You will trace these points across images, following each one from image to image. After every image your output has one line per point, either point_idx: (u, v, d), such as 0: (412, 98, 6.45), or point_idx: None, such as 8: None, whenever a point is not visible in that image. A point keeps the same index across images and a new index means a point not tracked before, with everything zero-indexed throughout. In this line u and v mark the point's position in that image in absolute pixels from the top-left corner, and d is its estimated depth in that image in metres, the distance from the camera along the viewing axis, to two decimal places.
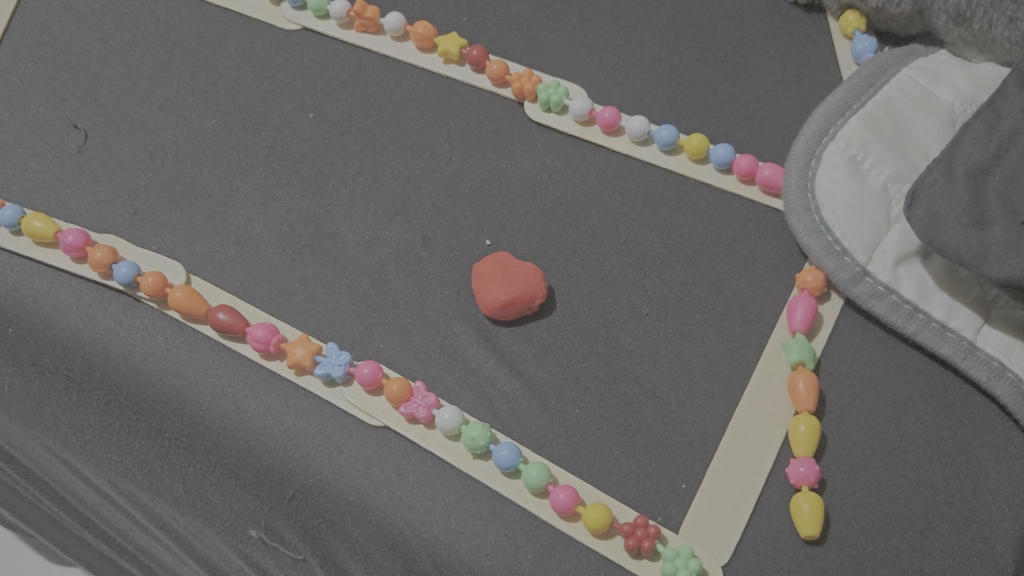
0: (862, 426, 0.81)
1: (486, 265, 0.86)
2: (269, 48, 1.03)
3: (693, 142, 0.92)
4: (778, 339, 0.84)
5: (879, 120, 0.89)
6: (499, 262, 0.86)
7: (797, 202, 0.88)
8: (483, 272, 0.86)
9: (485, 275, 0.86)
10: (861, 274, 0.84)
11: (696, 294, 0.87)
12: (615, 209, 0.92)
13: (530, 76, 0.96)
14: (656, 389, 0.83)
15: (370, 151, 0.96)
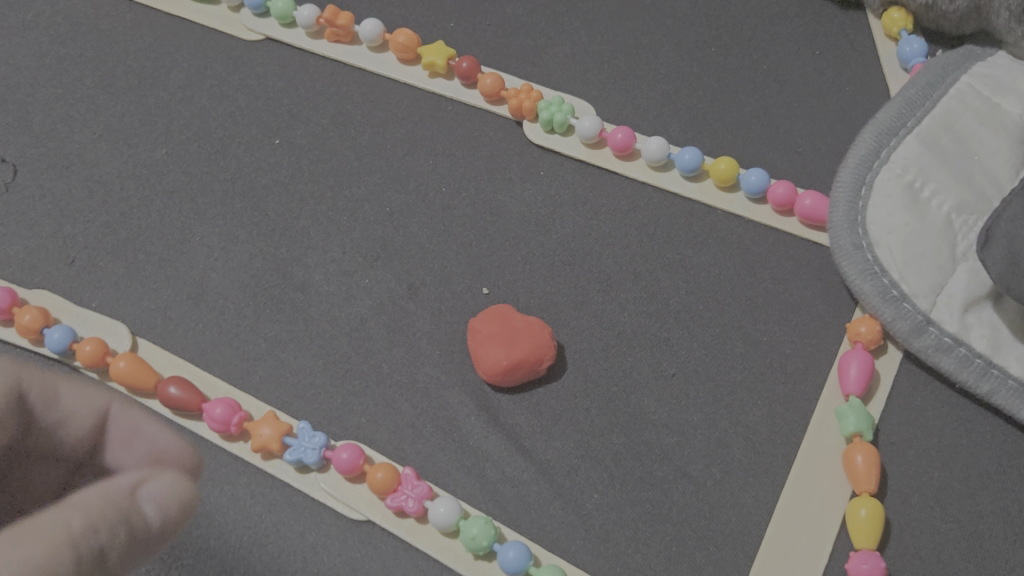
0: (933, 507, 0.68)
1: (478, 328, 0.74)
2: (229, 65, 0.91)
3: (720, 168, 0.79)
4: (829, 402, 0.72)
5: (938, 139, 0.77)
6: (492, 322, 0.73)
7: (846, 238, 0.75)
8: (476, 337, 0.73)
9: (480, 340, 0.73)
10: (923, 324, 0.71)
11: (729, 348, 0.75)
12: (632, 248, 0.79)
13: (530, 91, 0.84)
14: (687, 466, 0.70)
15: (346, 182, 0.83)
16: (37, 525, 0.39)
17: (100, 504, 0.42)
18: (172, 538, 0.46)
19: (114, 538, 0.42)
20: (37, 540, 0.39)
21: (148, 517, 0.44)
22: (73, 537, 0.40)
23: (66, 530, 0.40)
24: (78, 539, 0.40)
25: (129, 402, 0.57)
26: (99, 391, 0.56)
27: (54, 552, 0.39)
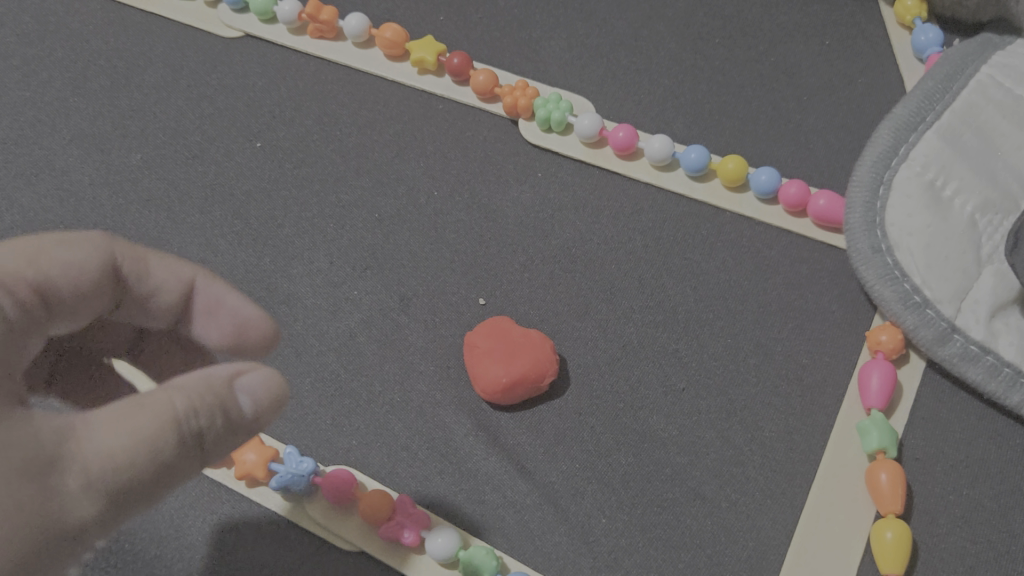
0: (962, 528, 0.64)
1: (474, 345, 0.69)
2: (206, 63, 0.86)
3: (728, 167, 0.75)
4: (850, 416, 0.67)
5: (959, 134, 0.73)
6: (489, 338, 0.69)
7: (863, 241, 0.71)
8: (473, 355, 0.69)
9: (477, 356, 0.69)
10: (948, 331, 0.67)
11: (742, 360, 0.70)
12: (636, 253, 0.75)
13: (525, 88, 0.80)
14: (700, 487, 0.66)
15: (332, 187, 0.79)
16: (145, 402, 0.40)
17: (203, 387, 0.42)
18: (268, 425, 0.46)
19: (215, 426, 0.42)
20: (147, 416, 0.39)
21: (245, 406, 0.44)
22: (176, 419, 0.40)
23: (170, 409, 0.40)
24: (181, 421, 0.40)
25: (213, 273, 0.55)
26: (184, 261, 0.55)
27: (156, 431, 0.39)
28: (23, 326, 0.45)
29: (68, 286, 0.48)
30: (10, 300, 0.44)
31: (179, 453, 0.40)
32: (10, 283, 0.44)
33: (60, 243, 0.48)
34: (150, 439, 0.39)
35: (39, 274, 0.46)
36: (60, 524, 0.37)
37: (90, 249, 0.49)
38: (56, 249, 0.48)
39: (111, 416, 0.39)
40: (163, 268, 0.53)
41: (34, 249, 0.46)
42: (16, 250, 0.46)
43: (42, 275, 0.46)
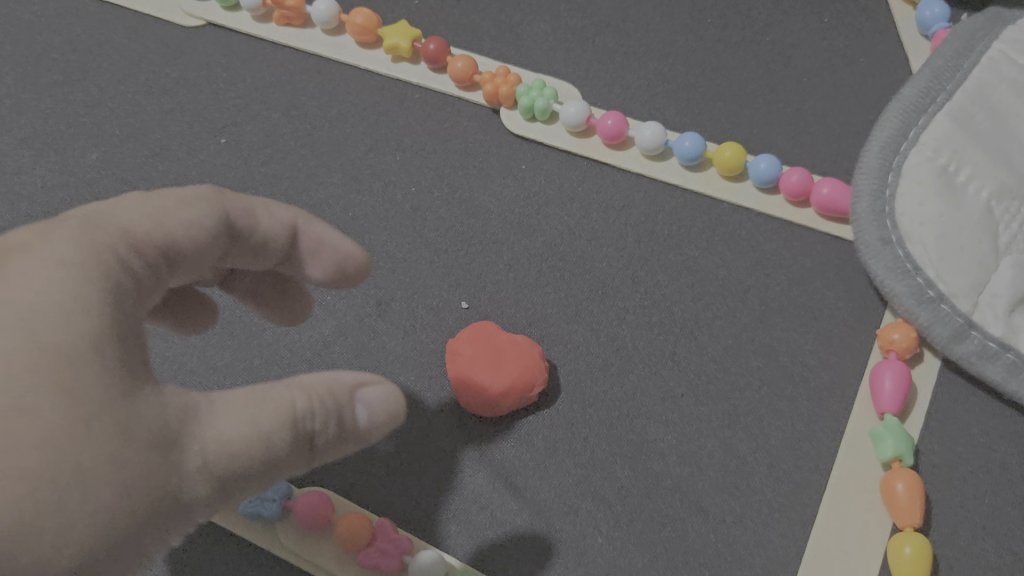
0: (984, 538, 0.59)
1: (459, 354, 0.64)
2: (166, 55, 0.81)
3: (725, 155, 0.70)
4: (862, 421, 0.63)
5: (971, 115, 0.68)
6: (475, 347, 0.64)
7: (872, 232, 0.66)
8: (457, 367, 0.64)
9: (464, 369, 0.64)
10: (965, 328, 0.62)
11: (745, 362, 0.66)
12: (629, 250, 0.70)
13: (506, 75, 0.75)
14: (703, 501, 0.61)
15: (303, 184, 0.74)
16: (267, 392, 0.37)
17: (323, 385, 0.39)
18: (376, 443, 0.43)
19: (333, 432, 0.39)
20: (265, 410, 0.36)
21: (360, 417, 0.40)
22: (295, 415, 0.37)
23: (288, 406, 0.37)
24: (298, 419, 0.37)
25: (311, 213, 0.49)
26: (282, 204, 0.48)
27: (278, 422, 0.36)
28: (148, 294, 0.39)
29: (190, 250, 0.42)
30: (137, 264, 0.38)
31: (291, 453, 0.37)
32: (135, 243, 0.39)
33: (181, 200, 0.42)
34: (269, 433, 0.36)
35: (162, 237, 0.40)
36: (176, 505, 0.34)
37: (208, 206, 0.43)
38: (175, 207, 0.41)
39: (231, 404, 0.36)
40: (276, 217, 0.47)
41: (154, 208, 0.40)
42: (139, 206, 0.40)
43: (167, 239, 0.40)
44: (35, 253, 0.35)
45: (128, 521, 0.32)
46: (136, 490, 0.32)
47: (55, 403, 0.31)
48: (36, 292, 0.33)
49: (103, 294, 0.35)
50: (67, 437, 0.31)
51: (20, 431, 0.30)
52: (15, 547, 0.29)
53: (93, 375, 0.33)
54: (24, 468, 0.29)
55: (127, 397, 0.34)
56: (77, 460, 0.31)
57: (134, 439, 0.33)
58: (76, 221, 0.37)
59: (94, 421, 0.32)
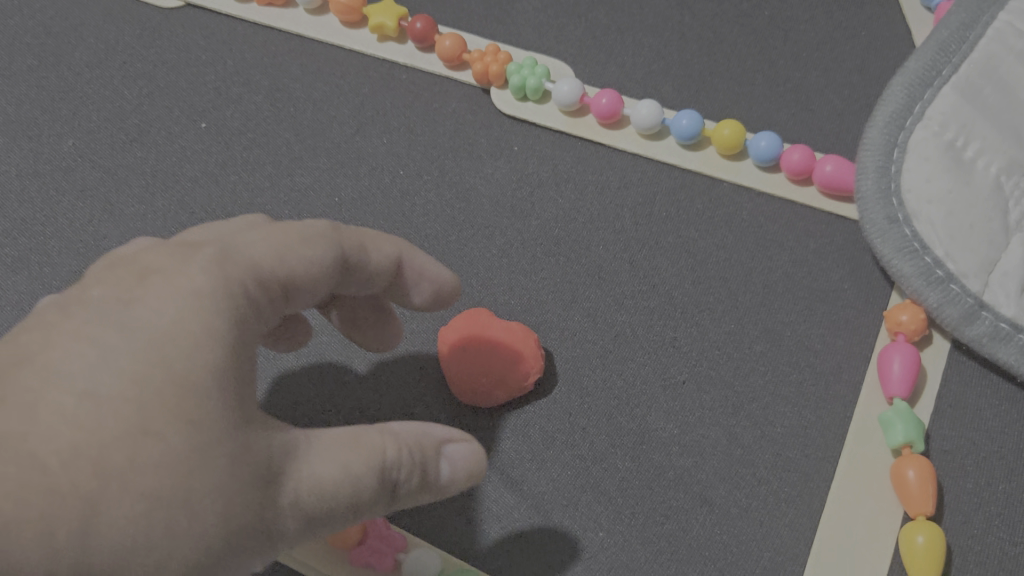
0: (998, 526, 0.57)
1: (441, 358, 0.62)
2: (144, 37, 0.78)
3: (724, 133, 0.68)
4: (870, 406, 0.61)
5: (979, 88, 0.66)
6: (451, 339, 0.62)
7: (878, 211, 0.63)
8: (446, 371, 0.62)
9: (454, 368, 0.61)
10: (976, 309, 0.60)
11: (748, 347, 0.63)
12: (626, 233, 0.68)
13: (496, 53, 0.72)
14: (707, 492, 0.59)
15: (287, 169, 0.71)
16: (362, 439, 0.40)
17: (413, 439, 0.41)
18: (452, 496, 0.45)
19: (416, 485, 0.41)
20: (360, 454, 0.39)
21: (444, 473, 0.43)
22: (384, 465, 0.40)
23: (381, 454, 0.40)
24: (387, 468, 0.40)
25: (411, 244, 0.51)
26: (387, 236, 0.49)
27: (369, 468, 0.39)
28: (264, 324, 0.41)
29: (308, 285, 0.44)
30: (261, 298, 0.41)
31: (378, 497, 0.39)
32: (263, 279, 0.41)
33: (303, 236, 0.44)
34: (361, 478, 0.39)
35: (282, 275, 0.42)
36: (274, 536, 0.37)
37: (327, 241, 0.45)
38: (296, 244, 0.43)
39: (329, 444, 0.39)
40: (384, 251, 0.49)
41: (276, 245, 0.42)
42: (266, 239, 0.42)
43: (288, 274, 0.42)
44: (176, 279, 0.38)
45: (226, 547, 0.35)
46: (236, 518, 0.35)
47: (179, 433, 0.34)
48: (173, 321, 0.36)
49: (234, 329, 0.38)
50: (183, 466, 0.34)
51: (143, 455, 0.33)
52: (126, 562, 0.32)
53: (217, 406, 0.36)
54: (142, 490, 0.32)
55: (241, 430, 0.36)
56: (188, 489, 0.34)
57: (241, 472, 0.36)
58: (212, 252, 0.40)
59: (211, 452, 0.35)
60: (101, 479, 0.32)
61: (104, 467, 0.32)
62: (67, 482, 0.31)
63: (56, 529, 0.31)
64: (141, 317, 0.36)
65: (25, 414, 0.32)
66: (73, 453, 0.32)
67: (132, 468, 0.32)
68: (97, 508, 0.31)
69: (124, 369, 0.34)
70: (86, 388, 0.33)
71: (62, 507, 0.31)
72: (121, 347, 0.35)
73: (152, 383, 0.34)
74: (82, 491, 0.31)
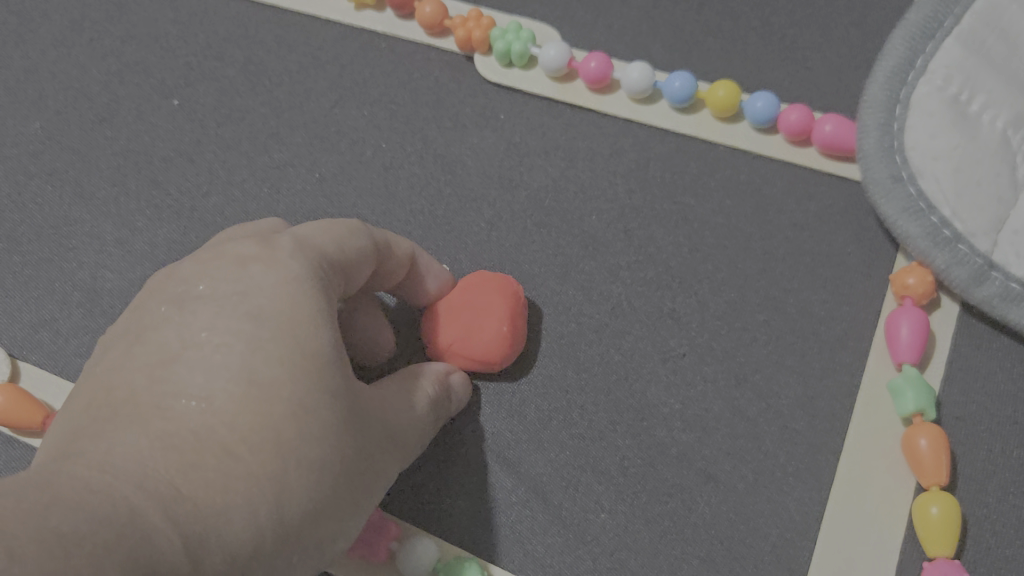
0: (1014, 494, 0.55)
1: (504, 297, 0.57)
2: (110, 12, 0.75)
3: (718, 94, 0.65)
4: (878, 373, 0.58)
5: (983, 39, 0.63)
6: (506, 335, 0.56)
7: (881, 170, 0.61)
8: (480, 284, 0.58)
9: (473, 300, 0.57)
10: (985, 270, 0.58)
11: (750, 316, 0.61)
12: (619, 201, 0.65)
13: (479, 18, 0.69)
14: (711, 468, 0.57)
15: (264, 145, 0.68)
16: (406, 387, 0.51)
17: (439, 378, 0.54)
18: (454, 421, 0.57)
19: (444, 417, 0.54)
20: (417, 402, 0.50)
21: (459, 399, 0.56)
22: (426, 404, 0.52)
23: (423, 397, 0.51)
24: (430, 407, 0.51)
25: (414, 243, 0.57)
26: (402, 236, 0.56)
27: (420, 406, 0.51)
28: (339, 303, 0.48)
29: (362, 267, 0.50)
30: (334, 277, 0.47)
31: (423, 432, 0.51)
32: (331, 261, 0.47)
33: (349, 224, 0.50)
34: (418, 413, 0.50)
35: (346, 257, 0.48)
36: (384, 475, 0.47)
37: (364, 228, 0.51)
38: (349, 231, 0.49)
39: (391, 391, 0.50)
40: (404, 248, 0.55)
41: (336, 233, 0.48)
42: (326, 230, 0.48)
43: (349, 259, 0.48)
44: (274, 269, 0.44)
45: (348, 497, 0.43)
46: (359, 471, 0.44)
47: (325, 406, 0.41)
48: (290, 306, 0.42)
49: (329, 306, 0.44)
50: (331, 432, 0.41)
51: (305, 431, 0.40)
52: (304, 518, 0.40)
53: (338, 378, 0.43)
54: (312, 463, 0.40)
55: (354, 395, 0.44)
56: (335, 451, 0.41)
57: (358, 431, 0.44)
58: (288, 243, 0.46)
59: (344, 417, 0.42)
60: (278, 455, 0.39)
61: (280, 444, 0.39)
62: (255, 464, 0.38)
63: (256, 503, 0.38)
64: (263, 304, 0.42)
65: (203, 405, 0.38)
66: (255, 438, 0.38)
67: (300, 443, 0.40)
68: (282, 479, 0.39)
69: (270, 354, 0.40)
70: (245, 375, 0.39)
71: (258, 485, 0.38)
72: (259, 334, 0.41)
73: (295, 365, 0.41)
74: (269, 468, 0.38)
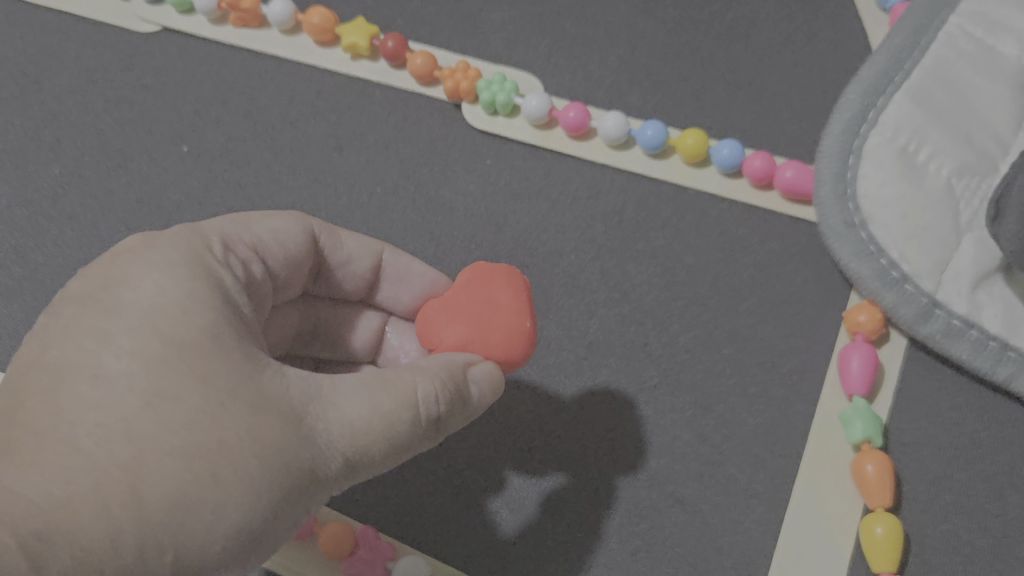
0: (956, 515, 0.61)
1: (516, 291, 0.54)
2: (124, 62, 0.80)
3: (688, 142, 0.70)
4: (831, 403, 0.64)
5: (931, 92, 0.68)
6: (527, 330, 0.53)
7: (836, 216, 0.67)
8: (483, 280, 0.55)
9: (484, 295, 0.54)
10: (930, 307, 0.63)
11: (716, 350, 0.66)
12: (597, 240, 0.71)
13: (466, 69, 0.74)
14: (678, 490, 0.63)
15: (268, 189, 0.74)
16: (391, 378, 0.43)
17: (439, 375, 0.45)
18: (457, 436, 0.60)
19: (454, 412, 0.46)
20: (389, 396, 0.43)
21: (475, 395, 0.48)
22: (415, 400, 0.43)
23: (410, 391, 0.43)
24: (419, 403, 0.43)
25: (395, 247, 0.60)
26: (371, 239, 0.59)
27: (403, 403, 0.43)
28: (255, 284, 0.49)
29: (278, 250, 0.51)
30: (235, 260, 0.47)
31: (413, 431, 0.43)
32: (229, 245, 0.47)
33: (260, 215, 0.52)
34: (398, 413, 0.42)
35: (251, 237, 0.50)
36: (321, 476, 0.41)
37: (296, 223, 0.53)
38: (261, 218, 0.51)
39: (355, 387, 0.43)
40: (363, 246, 0.58)
41: (240, 222, 0.50)
42: (226, 220, 0.49)
43: (254, 242, 0.50)
44: (144, 253, 0.43)
45: (273, 488, 0.39)
46: (280, 456, 0.39)
47: (198, 386, 0.38)
48: (156, 288, 0.41)
49: (219, 287, 0.43)
50: (207, 416, 0.38)
51: (168, 416, 0.37)
52: (184, 516, 0.36)
53: (226, 356, 0.40)
54: (182, 446, 0.37)
55: (254, 376, 0.40)
56: (219, 437, 0.37)
57: (268, 414, 0.39)
58: (172, 232, 0.46)
59: (228, 401, 0.38)
60: (132, 445, 0.36)
61: (132, 434, 0.36)
62: (106, 459, 0.36)
63: (106, 503, 0.35)
64: (126, 293, 0.41)
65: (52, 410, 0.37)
66: (106, 432, 0.36)
67: (158, 432, 0.37)
68: (138, 474, 0.36)
69: (128, 342, 0.39)
70: (93, 369, 0.38)
71: (109, 481, 0.35)
72: (119, 324, 0.40)
73: (153, 347, 0.39)
74: (120, 463, 0.36)
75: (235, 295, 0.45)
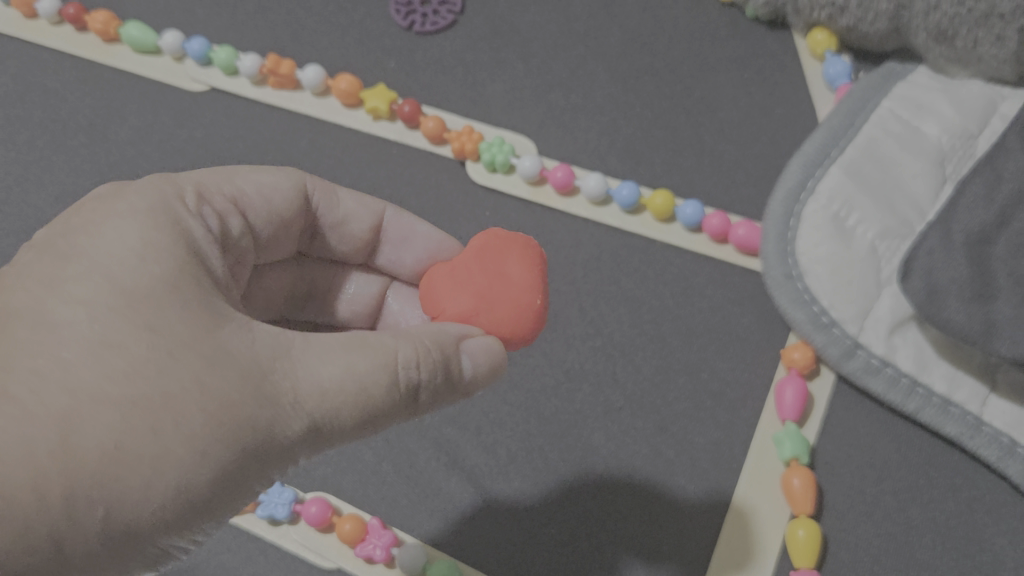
0: (866, 522, 0.73)
1: (529, 267, 0.58)
2: (177, 117, 0.93)
3: (657, 201, 0.83)
4: (768, 426, 0.76)
5: (860, 165, 0.81)
6: (535, 308, 0.57)
7: (777, 268, 0.79)
8: (500, 254, 0.59)
9: (497, 268, 0.58)
10: (853, 348, 0.76)
11: (673, 380, 0.79)
12: (578, 283, 0.83)
13: (471, 133, 0.87)
14: (637, 496, 0.75)
15: None
16: (373, 342, 0.47)
17: (428, 343, 0.49)
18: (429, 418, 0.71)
19: (438, 380, 0.50)
20: (366, 357, 0.46)
21: (468, 364, 0.52)
22: (395, 363, 0.47)
23: (392, 355, 0.47)
24: (399, 367, 0.47)
25: (400, 209, 0.68)
26: (376, 199, 0.67)
27: (379, 365, 0.46)
28: (231, 233, 0.55)
29: (260, 205, 0.58)
30: (205, 210, 0.52)
31: (389, 392, 0.47)
32: (206, 197, 0.53)
33: (246, 172, 0.58)
34: (375, 373, 0.46)
35: (230, 190, 0.56)
36: (276, 430, 0.44)
37: (284, 185, 0.59)
38: (236, 178, 0.57)
39: (333, 346, 0.46)
40: (355, 203, 0.65)
41: (214, 178, 0.55)
42: (199, 177, 0.54)
43: (223, 197, 0.55)
44: (114, 207, 0.48)
45: (219, 442, 0.41)
46: (223, 408, 0.42)
47: (145, 341, 0.41)
48: (120, 244, 0.45)
49: (182, 239, 0.48)
50: (153, 368, 0.41)
51: (113, 366, 0.40)
52: (114, 467, 0.39)
53: (183, 312, 0.43)
54: (123, 396, 0.40)
55: (210, 331, 0.44)
56: (161, 388, 0.40)
57: (220, 369, 0.42)
58: (142, 185, 0.50)
59: (176, 354, 0.42)
60: (68, 394, 0.39)
61: (71, 384, 0.40)
62: (41, 405, 0.39)
63: (36, 450, 0.38)
64: (92, 247, 0.45)
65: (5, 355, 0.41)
66: (52, 379, 0.40)
67: (98, 383, 0.40)
68: (73, 421, 0.39)
69: (86, 296, 0.43)
70: (46, 319, 0.42)
71: (41, 427, 0.38)
72: (80, 280, 0.43)
73: (107, 301, 0.42)
74: (55, 410, 0.39)
75: (205, 243, 0.50)
